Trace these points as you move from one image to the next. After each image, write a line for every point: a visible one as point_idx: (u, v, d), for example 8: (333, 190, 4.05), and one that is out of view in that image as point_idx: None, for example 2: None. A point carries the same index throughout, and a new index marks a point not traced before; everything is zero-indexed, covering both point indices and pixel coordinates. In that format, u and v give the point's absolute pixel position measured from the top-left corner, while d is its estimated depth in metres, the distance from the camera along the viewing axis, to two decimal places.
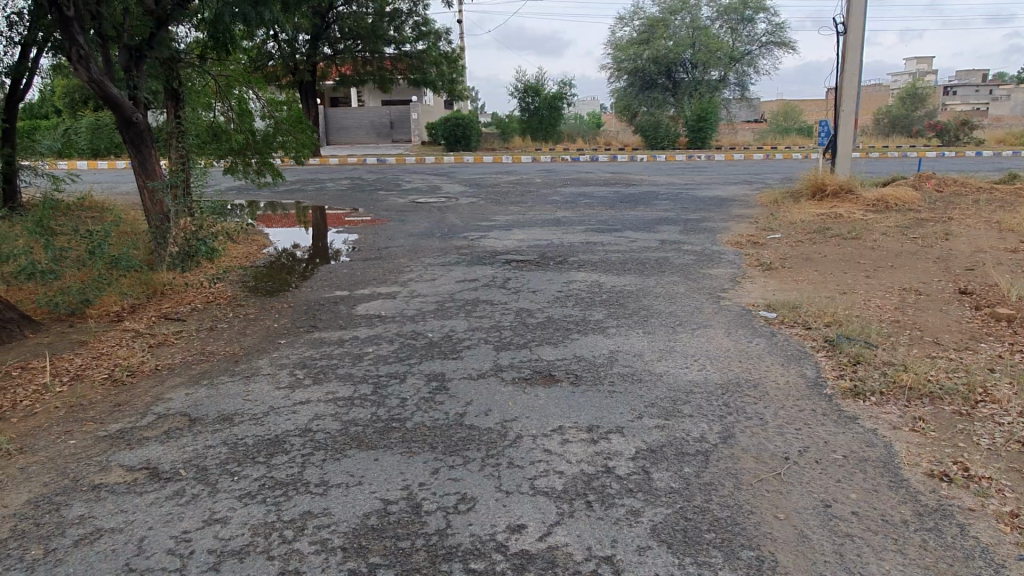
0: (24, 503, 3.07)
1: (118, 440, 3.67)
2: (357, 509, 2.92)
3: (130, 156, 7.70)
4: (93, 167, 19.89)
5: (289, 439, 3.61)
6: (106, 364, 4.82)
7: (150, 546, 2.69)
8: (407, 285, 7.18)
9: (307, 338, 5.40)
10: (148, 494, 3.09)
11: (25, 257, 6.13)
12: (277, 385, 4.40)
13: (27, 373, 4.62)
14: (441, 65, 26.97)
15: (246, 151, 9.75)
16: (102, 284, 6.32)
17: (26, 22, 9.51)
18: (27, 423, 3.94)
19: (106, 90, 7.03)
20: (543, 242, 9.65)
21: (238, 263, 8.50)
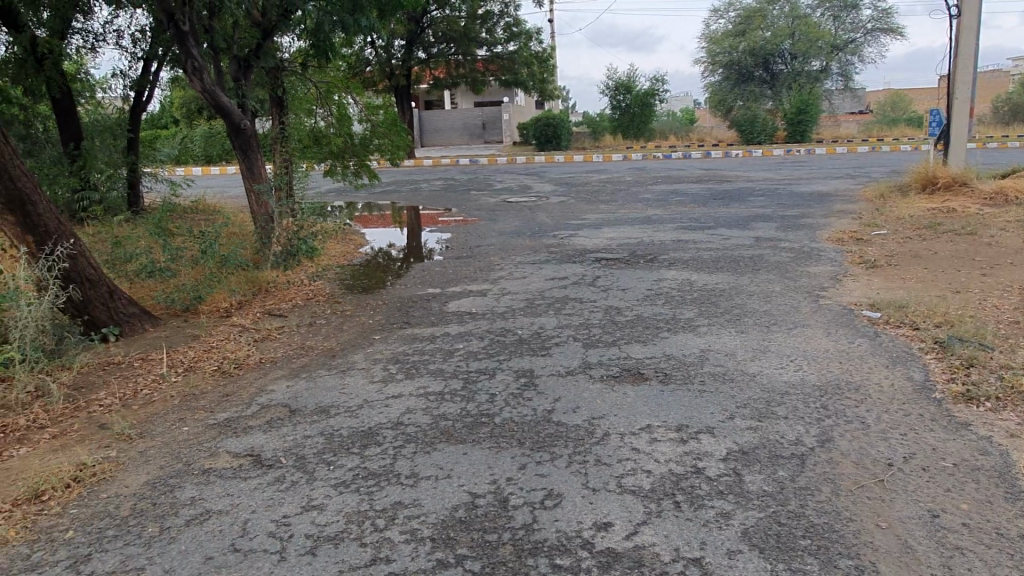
0: (143, 484, 3.31)
1: (225, 428, 3.90)
2: (446, 501, 2.99)
3: (239, 160, 8.13)
4: (206, 173, 21.14)
5: (382, 431, 3.73)
6: (216, 357, 5.12)
7: (252, 528, 2.85)
8: (497, 283, 7.25)
9: (400, 334, 5.55)
10: (252, 479, 3.27)
11: (146, 257, 6.59)
12: (371, 379, 4.56)
13: (147, 364, 4.97)
14: (532, 65, 27.05)
15: (345, 155, 10.07)
16: (213, 282, 6.72)
17: (148, 38, 10.23)
18: (147, 410, 4.24)
19: (218, 99, 7.47)
20: (633, 240, 9.54)
21: (337, 261, 8.85)
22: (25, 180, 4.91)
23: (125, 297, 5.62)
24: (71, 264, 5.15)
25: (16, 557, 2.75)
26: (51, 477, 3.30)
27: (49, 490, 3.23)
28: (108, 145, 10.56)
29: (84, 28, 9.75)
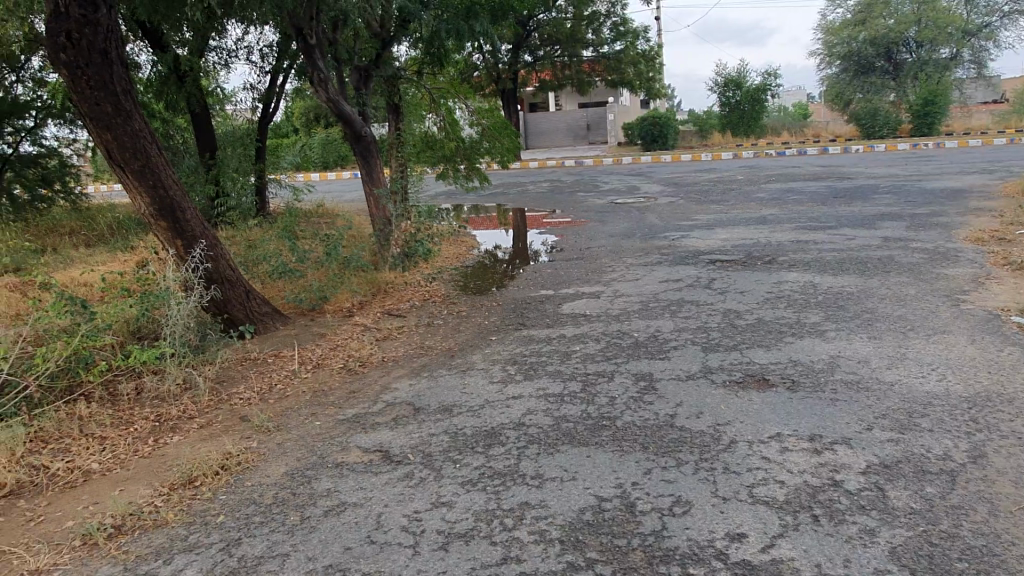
0: (283, 474, 3.50)
1: (355, 424, 4.06)
2: (573, 504, 2.99)
3: (358, 166, 8.46)
4: (324, 178, 22.14)
5: (505, 431, 3.78)
6: (342, 355, 5.34)
7: (387, 522, 2.94)
8: (611, 285, 7.20)
9: (517, 335, 5.61)
10: (383, 474, 3.39)
11: (276, 258, 6.96)
12: (491, 379, 4.62)
13: (280, 360, 5.25)
14: (639, 65, 26.66)
15: (455, 158, 10.16)
16: (337, 283, 7.02)
17: (275, 53, 10.81)
18: (282, 404, 4.48)
19: (341, 108, 7.80)
20: (749, 241, 9.22)
21: (450, 262, 9.09)
22: (176, 189, 5.30)
23: (259, 297, 5.95)
24: (213, 266, 5.51)
25: (176, 537, 2.97)
26: (202, 465, 3.54)
27: (201, 476, 3.47)
28: (239, 153, 11.26)
29: (219, 46, 10.43)
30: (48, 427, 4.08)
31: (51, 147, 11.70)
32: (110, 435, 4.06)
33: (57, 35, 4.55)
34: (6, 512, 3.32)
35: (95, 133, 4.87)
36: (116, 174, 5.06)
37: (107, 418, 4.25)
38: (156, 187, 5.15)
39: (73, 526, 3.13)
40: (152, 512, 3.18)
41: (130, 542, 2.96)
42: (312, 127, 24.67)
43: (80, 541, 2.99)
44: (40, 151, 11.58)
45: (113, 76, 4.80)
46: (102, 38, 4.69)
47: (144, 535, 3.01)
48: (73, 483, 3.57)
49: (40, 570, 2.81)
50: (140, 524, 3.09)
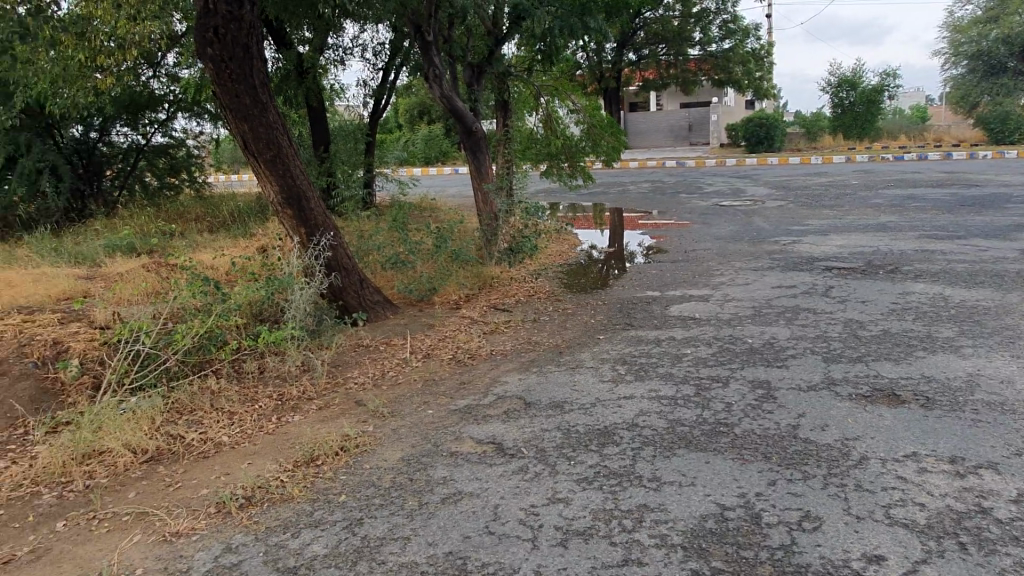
0: (400, 458, 3.57)
1: (467, 415, 4.10)
2: (694, 510, 2.90)
3: (468, 161, 8.55)
4: (426, 173, 22.65)
5: (619, 431, 3.72)
6: (451, 345, 5.42)
7: (504, 514, 2.95)
8: (720, 289, 7.00)
9: (625, 335, 5.53)
10: (498, 466, 3.40)
11: (388, 248, 7.14)
12: (601, 378, 4.57)
13: (392, 348, 5.38)
14: (748, 64, 25.82)
15: (559, 157, 10.02)
16: (445, 274, 7.14)
17: (388, 51, 11.13)
18: (396, 391, 4.58)
19: (453, 104, 7.90)
20: (868, 248, 8.76)
21: (554, 260, 9.07)
22: (301, 178, 5.54)
23: (373, 286, 6.12)
24: (333, 254, 5.72)
25: (302, 512, 3.08)
26: (323, 445, 3.67)
27: (322, 456, 3.59)
28: (350, 146, 11.66)
29: (336, 43, 10.80)
30: (183, 399, 4.34)
31: (180, 139, 12.43)
32: (238, 411, 4.27)
33: (206, 30, 4.80)
34: (148, 476, 3.55)
35: (233, 124, 5.13)
36: (250, 163, 5.33)
37: (234, 394, 4.48)
38: (284, 176, 5.39)
39: (207, 493, 3.31)
40: (279, 486, 3.32)
41: (260, 514, 3.10)
42: (416, 123, 25.26)
43: (215, 508, 3.16)
44: (170, 142, 12.34)
45: (252, 69, 5.04)
46: (244, 33, 4.92)
47: (272, 508, 3.14)
48: (206, 453, 3.77)
49: (181, 533, 2.99)
50: (269, 497, 3.23)
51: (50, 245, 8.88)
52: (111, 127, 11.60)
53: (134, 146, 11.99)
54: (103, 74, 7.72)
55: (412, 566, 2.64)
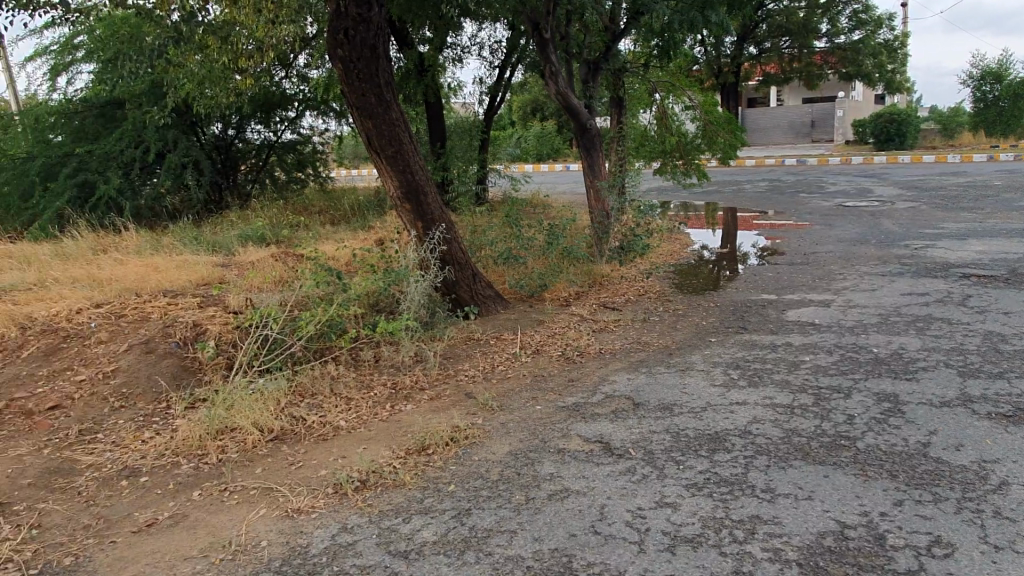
0: (508, 452, 3.62)
1: (574, 412, 4.10)
2: (811, 526, 2.77)
3: (581, 159, 8.53)
4: (537, 170, 22.82)
5: (730, 437, 3.62)
6: (560, 342, 5.43)
7: (610, 515, 2.94)
8: (842, 294, 6.65)
9: (738, 339, 5.36)
10: (605, 466, 3.38)
11: (501, 243, 7.24)
12: (713, 382, 4.45)
13: (501, 343, 5.45)
14: (880, 56, 24.33)
15: (674, 154, 9.83)
16: (556, 272, 7.17)
17: (504, 48, 11.31)
18: (505, 385, 4.65)
19: (568, 101, 7.91)
20: (1012, 255, 8.06)
21: (665, 259, 8.93)
22: (421, 173, 5.72)
23: (485, 280, 6.23)
24: (448, 248, 5.88)
25: (413, 499, 3.19)
26: (434, 434, 3.78)
27: (433, 445, 3.70)
28: (465, 143, 11.98)
29: (455, 42, 11.05)
30: (305, 383, 4.59)
31: (307, 135, 13.09)
32: (354, 397, 4.47)
33: (337, 33, 5.04)
34: (273, 454, 3.78)
35: (360, 122, 5.36)
36: (373, 159, 5.55)
37: (352, 381, 4.68)
38: (405, 172, 5.59)
39: (326, 474, 3.48)
40: (392, 471, 3.45)
41: (373, 497, 3.24)
42: (529, 121, 25.45)
43: (333, 489, 3.32)
44: (298, 139, 13.04)
45: (379, 70, 5.24)
46: (372, 34, 5.12)
47: (386, 492, 3.27)
48: (325, 435, 3.97)
49: (302, 510, 3.16)
50: (382, 482, 3.36)
51: (190, 235, 9.61)
52: (246, 125, 12.41)
53: (266, 142, 12.76)
54: (243, 74, 8.24)
55: (518, 560, 2.67)
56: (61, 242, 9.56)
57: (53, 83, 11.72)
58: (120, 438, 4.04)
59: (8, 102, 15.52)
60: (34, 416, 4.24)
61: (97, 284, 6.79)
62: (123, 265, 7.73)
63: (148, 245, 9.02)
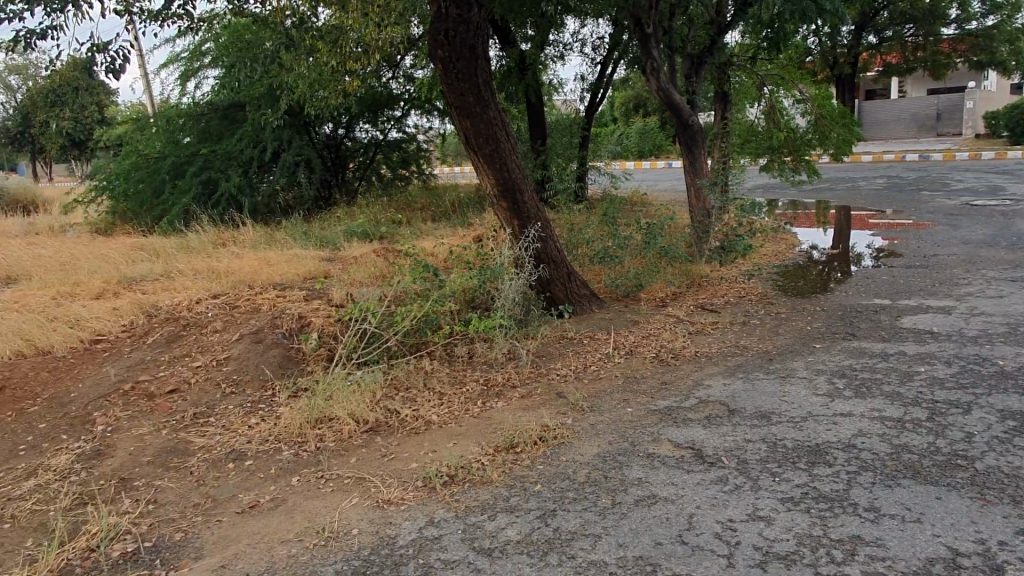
0: (596, 454, 3.58)
1: (666, 416, 4.01)
2: (918, 551, 2.59)
3: (683, 156, 8.31)
4: (639, 167, 22.53)
5: (832, 451, 3.43)
6: (654, 344, 5.32)
7: (699, 525, 2.85)
8: (965, 300, 6.19)
9: (846, 346, 5.09)
10: (696, 474, 3.29)
11: (598, 242, 7.17)
12: (816, 391, 4.24)
13: (595, 342, 5.40)
14: (1017, 42, 22.46)
15: (782, 150, 9.46)
16: (653, 271, 7.03)
17: (607, 44, 11.19)
18: (596, 385, 4.60)
19: (670, 97, 7.72)
20: None
21: (769, 259, 8.61)
22: (517, 171, 5.74)
23: (581, 279, 6.18)
24: (542, 246, 5.89)
25: (499, 496, 3.21)
26: (523, 433, 3.78)
27: (521, 443, 3.71)
28: (566, 140, 11.96)
29: (557, 39, 11.06)
30: (400, 377, 4.71)
31: (412, 134, 13.44)
32: (447, 392, 4.55)
33: (437, 33, 5.12)
34: (367, 445, 3.90)
35: (458, 122, 5.45)
36: (471, 156, 5.63)
37: (445, 377, 4.77)
38: (501, 170, 5.63)
39: (417, 467, 3.56)
40: (480, 468, 3.48)
41: (461, 493, 3.28)
42: (631, 117, 25.05)
43: (422, 483, 3.39)
44: (404, 137, 13.41)
45: (478, 70, 5.29)
46: (472, 34, 5.16)
47: (472, 489, 3.31)
48: (417, 429, 4.06)
49: (392, 501, 3.25)
50: (470, 478, 3.40)
51: (300, 230, 10.07)
52: (355, 124, 12.92)
53: (373, 140, 13.21)
54: (351, 76, 8.52)
55: (601, 565, 2.64)
56: (185, 236, 10.22)
57: (183, 87, 12.56)
58: (229, 423, 4.28)
59: (145, 105, 16.76)
60: (155, 398, 4.56)
61: (215, 276, 7.22)
62: (239, 259, 8.18)
63: (262, 240, 9.52)
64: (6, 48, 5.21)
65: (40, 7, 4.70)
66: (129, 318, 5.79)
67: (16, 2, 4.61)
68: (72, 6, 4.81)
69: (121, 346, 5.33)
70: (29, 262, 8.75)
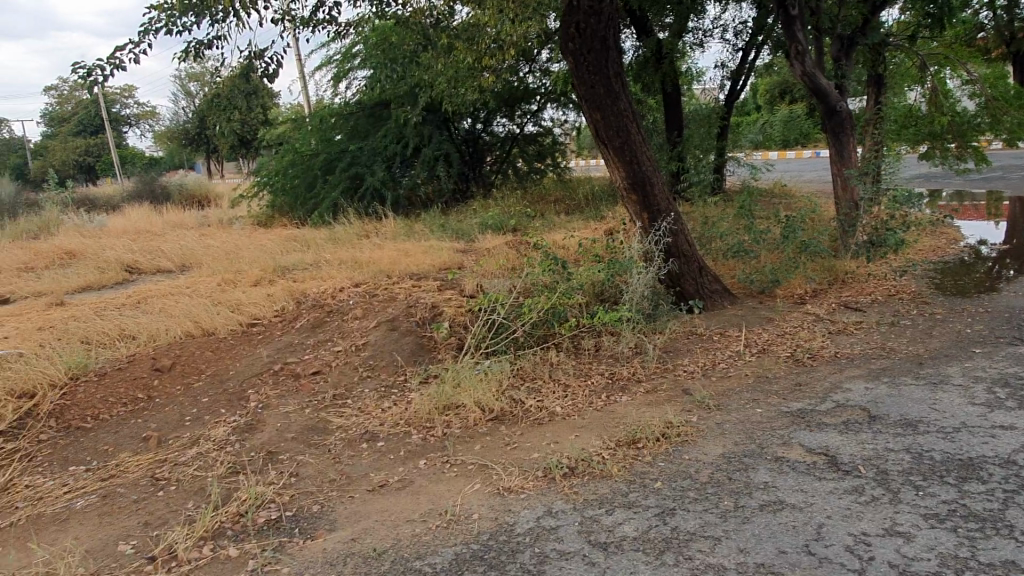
0: (720, 455, 3.47)
1: (799, 418, 3.82)
2: None
3: (829, 144, 7.82)
4: (784, 157, 21.47)
5: (987, 466, 3.13)
6: (790, 342, 5.07)
7: (829, 536, 2.70)
8: None
9: (1011, 352, 4.60)
10: (828, 482, 3.11)
11: (733, 236, 6.91)
12: (971, 400, 3.88)
13: (725, 339, 5.22)
14: None
15: (945, 136, 8.67)
16: (793, 266, 6.68)
17: (749, 29, 10.71)
18: (725, 383, 4.46)
19: (817, 82, 7.28)
20: None
21: (925, 255, 7.95)
22: (648, 164, 5.66)
23: (713, 274, 5.99)
24: (673, 240, 5.76)
25: (617, 491, 3.20)
26: (645, 429, 3.73)
27: (644, 439, 3.67)
28: (703, 130, 11.60)
29: (696, 26, 10.74)
30: (526, 367, 4.79)
31: (547, 127, 13.54)
32: (571, 384, 4.57)
33: (569, 26, 5.13)
34: (491, 433, 3.99)
35: (589, 114, 5.43)
36: (601, 149, 5.59)
37: (570, 369, 4.79)
38: (632, 162, 5.55)
39: (538, 457, 3.61)
40: (601, 461, 3.48)
41: (580, 485, 3.30)
42: (776, 105, 23.87)
43: (542, 473, 3.43)
44: (539, 131, 13.53)
45: (608, 61, 5.25)
46: (603, 25, 5.12)
47: (592, 482, 3.32)
48: (541, 420, 4.12)
49: (512, 489, 3.32)
50: (590, 471, 3.41)
51: (437, 222, 10.43)
52: (493, 118, 13.21)
53: (510, 134, 13.45)
54: (487, 72, 8.70)
55: (720, 569, 2.56)
56: (333, 228, 10.87)
57: (335, 88, 13.36)
58: (364, 405, 4.53)
59: (302, 106, 17.96)
60: (300, 378, 4.91)
61: (357, 266, 7.65)
62: (380, 249, 8.60)
63: (402, 232, 9.95)
64: (180, 58, 5.76)
65: (208, 17, 5.15)
66: (281, 304, 6.27)
67: (187, 14, 5.07)
68: (234, 18, 5.24)
69: (273, 330, 5.77)
70: (200, 251, 9.66)
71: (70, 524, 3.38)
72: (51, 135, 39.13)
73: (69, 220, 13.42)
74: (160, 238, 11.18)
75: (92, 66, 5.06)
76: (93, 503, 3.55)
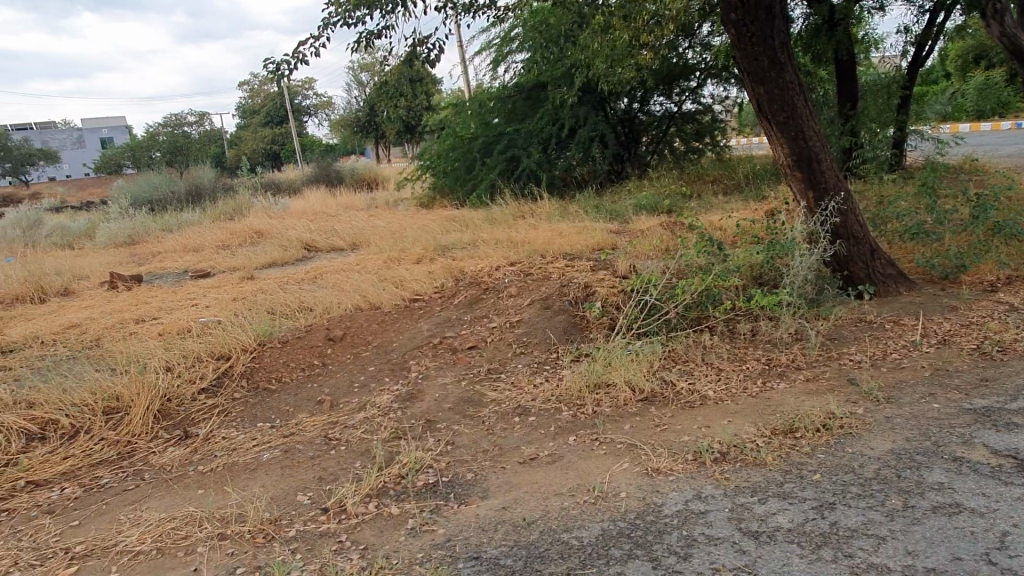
0: (888, 450, 3.25)
1: (983, 417, 3.48)
2: None
3: None
4: (977, 130, 19.31)
5: None
6: (976, 333, 4.61)
7: (1014, 546, 2.46)
8: None
9: None
10: (1016, 488, 2.82)
11: (912, 216, 6.35)
12: None
13: (899, 328, 4.83)
14: None
15: None
16: (983, 250, 6.03)
17: None
18: (897, 375, 4.14)
19: (1019, 45, 6.48)
20: None
21: None
22: (816, 140, 5.33)
23: (887, 258, 5.55)
24: (842, 220, 5.40)
25: (772, 480, 3.09)
26: (804, 420, 3.56)
27: (802, 429, 3.51)
28: (881, 101, 10.71)
29: None
30: (679, 350, 4.71)
31: (707, 105, 13.08)
32: (726, 369, 4.45)
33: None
34: (641, 414, 3.98)
35: (751, 88, 5.20)
36: (764, 125, 5.34)
37: (725, 353, 4.66)
38: (797, 138, 5.26)
39: (688, 441, 3.56)
40: (754, 449, 3.38)
41: (732, 471, 3.22)
42: (969, 72, 21.48)
43: (692, 457, 3.39)
44: (698, 108, 13.10)
45: (773, 32, 4.98)
46: None
47: (745, 469, 3.23)
48: (692, 403, 4.05)
49: (661, 471, 3.30)
50: (741, 458, 3.32)
51: (590, 203, 10.44)
52: (650, 97, 12.95)
53: (667, 113, 13.14)
54: (645, 49, 8.54)
55: (884, 570, 2.42)
56: (490, 209, 11.18)
57: (494, 72, 13.66)
58: (517, 380, 4.67)
59: (463, 91, 18.52)
60: (458, 352, 5.14)
61: (513, 245, 7.83)
62: (535, 230, 8.74)
63: (556, 213, 10.03)
64: (354, 49, 6.14)
65: (378, 9, 5.45)
66: (440, 282, 6.56)
67: (360, 7, 5.40)
68: (403, 8, 5.51)
69: (433, 305, 6.07)
70: (368, 232, 10.30)
71: (258, 474, 3.78)
72: (243, 125, 43.12)
73: (258, 202, 14.77)
74: (334, 218, 12.04)
75: (280, 60, 5.52)
76: (277, 456, 3.95)
